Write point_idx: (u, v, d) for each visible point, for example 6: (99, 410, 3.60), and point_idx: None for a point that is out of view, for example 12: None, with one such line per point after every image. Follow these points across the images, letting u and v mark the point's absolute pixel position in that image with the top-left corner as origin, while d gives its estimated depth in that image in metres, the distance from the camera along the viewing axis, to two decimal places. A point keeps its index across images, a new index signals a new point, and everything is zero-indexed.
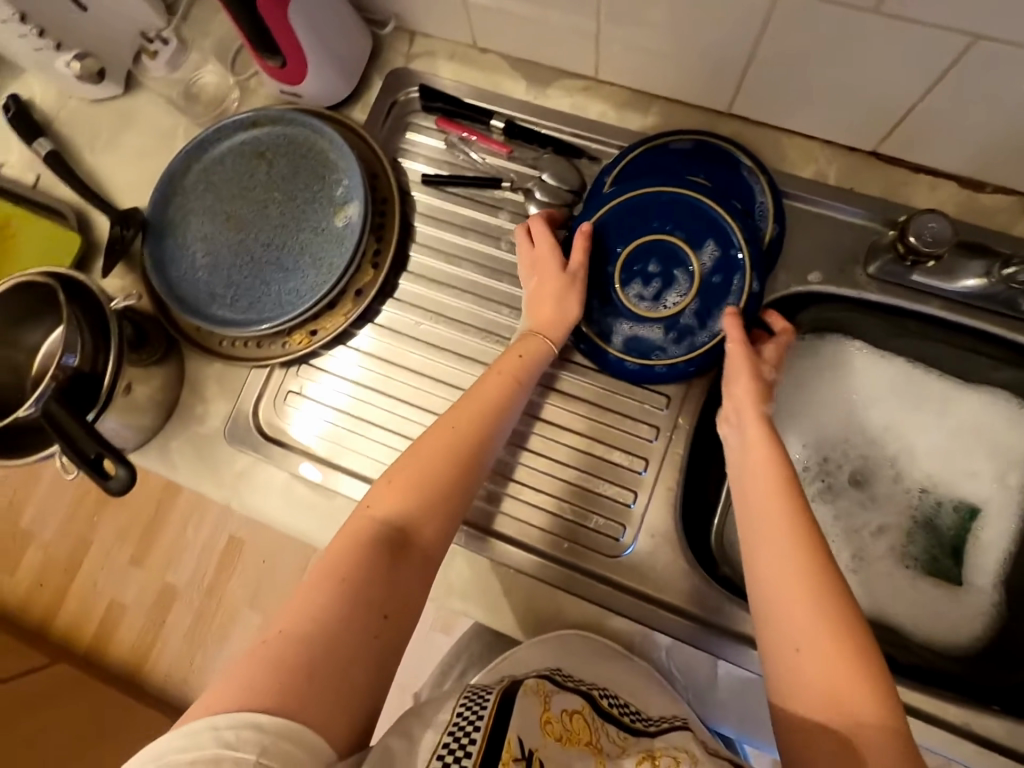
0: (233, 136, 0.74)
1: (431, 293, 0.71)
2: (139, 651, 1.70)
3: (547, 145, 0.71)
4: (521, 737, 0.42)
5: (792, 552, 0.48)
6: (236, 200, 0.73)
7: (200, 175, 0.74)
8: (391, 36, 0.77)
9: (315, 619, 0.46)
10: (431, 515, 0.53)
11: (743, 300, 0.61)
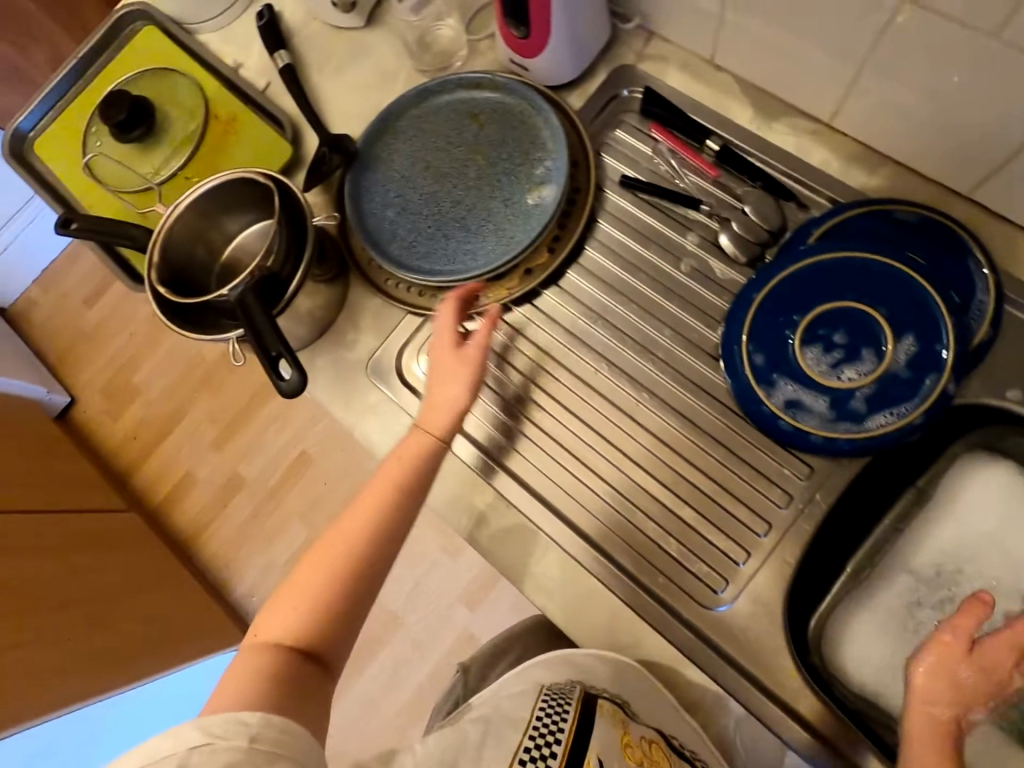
0: (454, 92, 0.76)
1: (597, 292, 0.71)
2: (197, 525, 1.84)
3: (757, 179, 0.69)
4: (600, 758, 0.53)
5: (937, 753, 0.52)
6: (439, 152, 0.75)
7: (413, 119, 0.77)
8: (630, 32, 0.76)
9: (277, 646, 0.57)
10: (348, 592, 0.60)
11: (929, 402, 0.57)
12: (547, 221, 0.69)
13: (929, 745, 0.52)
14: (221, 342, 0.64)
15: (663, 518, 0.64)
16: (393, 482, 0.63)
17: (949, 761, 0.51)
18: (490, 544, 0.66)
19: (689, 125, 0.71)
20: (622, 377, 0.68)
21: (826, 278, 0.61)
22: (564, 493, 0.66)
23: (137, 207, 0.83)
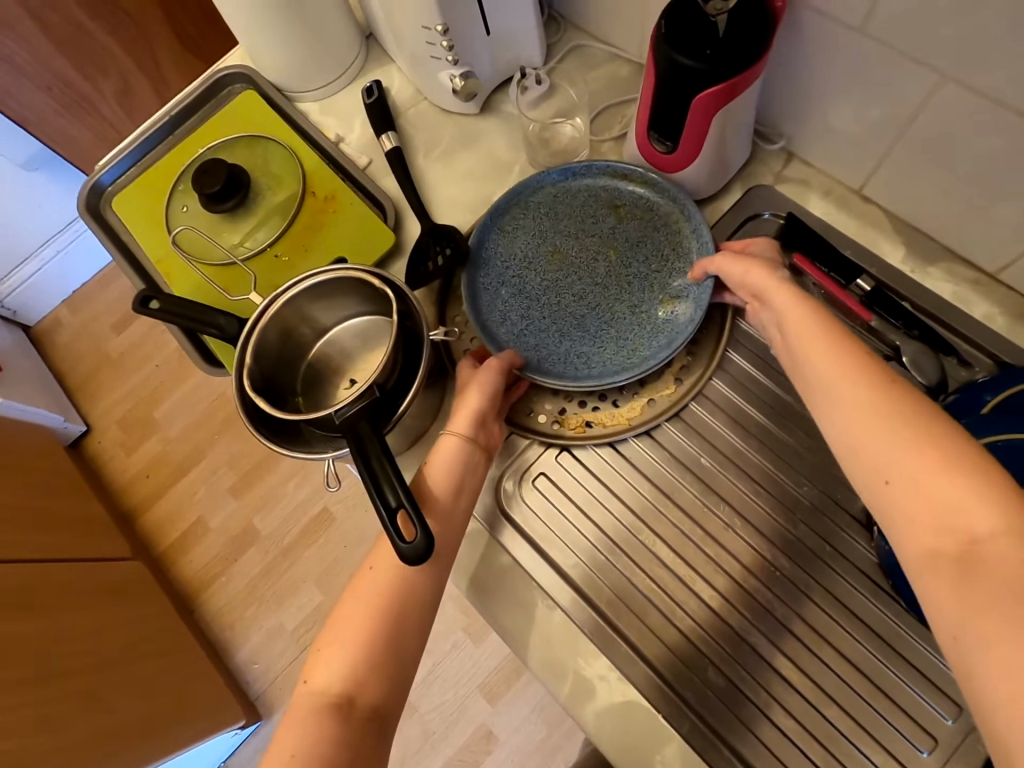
0: (598, 178, 0.70)
1: (727, 433, 0.65)
2: (204, 577, 1.73)
3: (914, 328, 0.63)
4: None
5: (935, 471, 0.42)
6: (570, 238, 0.70)
7: (547, 197, 0.71)
8: (771, 152, 0.72)
9: (296, 739, 0.50)
10: (374, 661, 0.53)
11: None
12: (678, 341, 0.64)
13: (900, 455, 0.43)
14: (315, 460, 0.58)
15: (801, 710, 0.56)
16: (448, 485, 0.60)
17: (928, 451, 0.43)
18: (598, 726, 0.59)
19: (837, 260, 0.66)
20: (756, 533, 0.62)
21: (998, 463, 0.52)
22: (682, 661, 0.59)
23: (229, 292, 0.76)
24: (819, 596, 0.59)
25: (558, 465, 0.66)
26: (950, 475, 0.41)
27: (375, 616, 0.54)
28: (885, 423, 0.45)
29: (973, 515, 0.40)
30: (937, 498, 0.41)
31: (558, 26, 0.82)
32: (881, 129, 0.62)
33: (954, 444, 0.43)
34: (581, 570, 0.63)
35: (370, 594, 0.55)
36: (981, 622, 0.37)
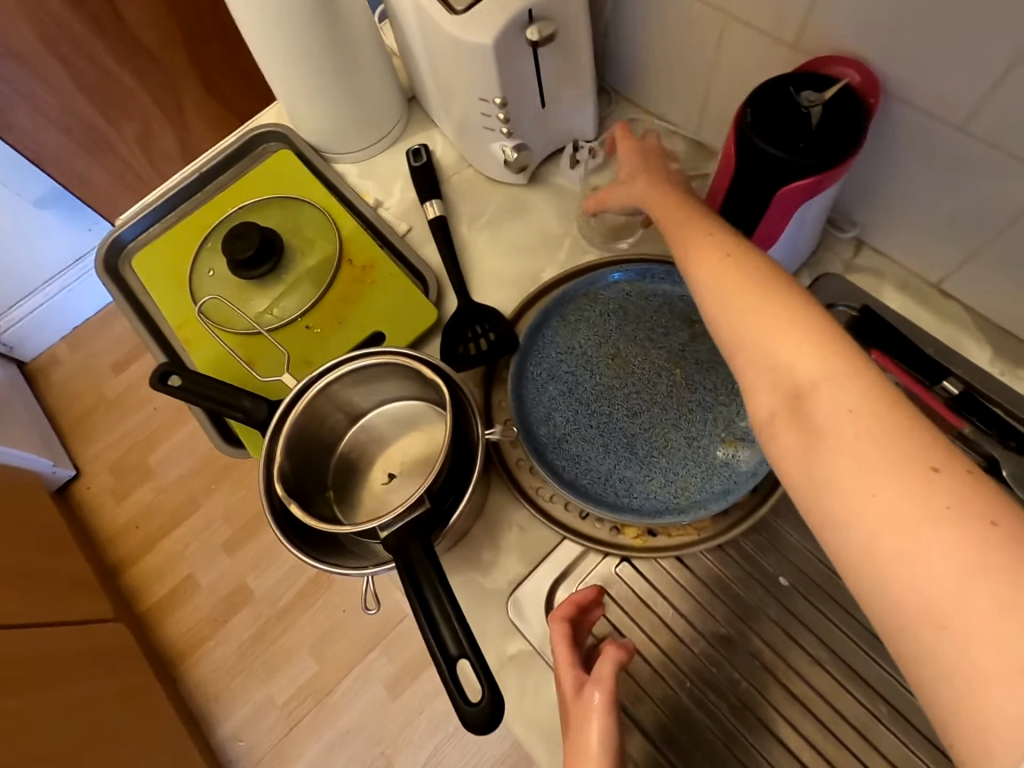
0: (679, 286, 0.65)
1: (804, 547, 0.59)
2: (189, 640, 1.61)
3: (1010, 437, 0.58)
4: None
5: (828, 381, 0.38)
6: (636, 345, 0.64)
7: (622, 295, 0.66)
8: (840, 240, 0.68)
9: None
10: None
11: None
12: (731, 495, 0.56)
13: (843, 414, 0.36)
14: (351, 577, 0.50)
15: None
16: None
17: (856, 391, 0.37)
18: None
19: (921, 360, 0.61)
20: (754, 580, 0.59)
21: None
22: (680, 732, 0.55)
23: (255, 367, 0.71)
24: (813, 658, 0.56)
25: (615, 575, 0.59)
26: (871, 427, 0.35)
27: None
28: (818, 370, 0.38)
29: (931, 469, 0.33)
30: (794, 445, 0.37)
31: (611, 100, 0.80)
32: (971, 225, 0.58)
33: (840, 371, 0.38)
34: (646, 706, 0.56)
35: None
36: (886, 531, 0.32)
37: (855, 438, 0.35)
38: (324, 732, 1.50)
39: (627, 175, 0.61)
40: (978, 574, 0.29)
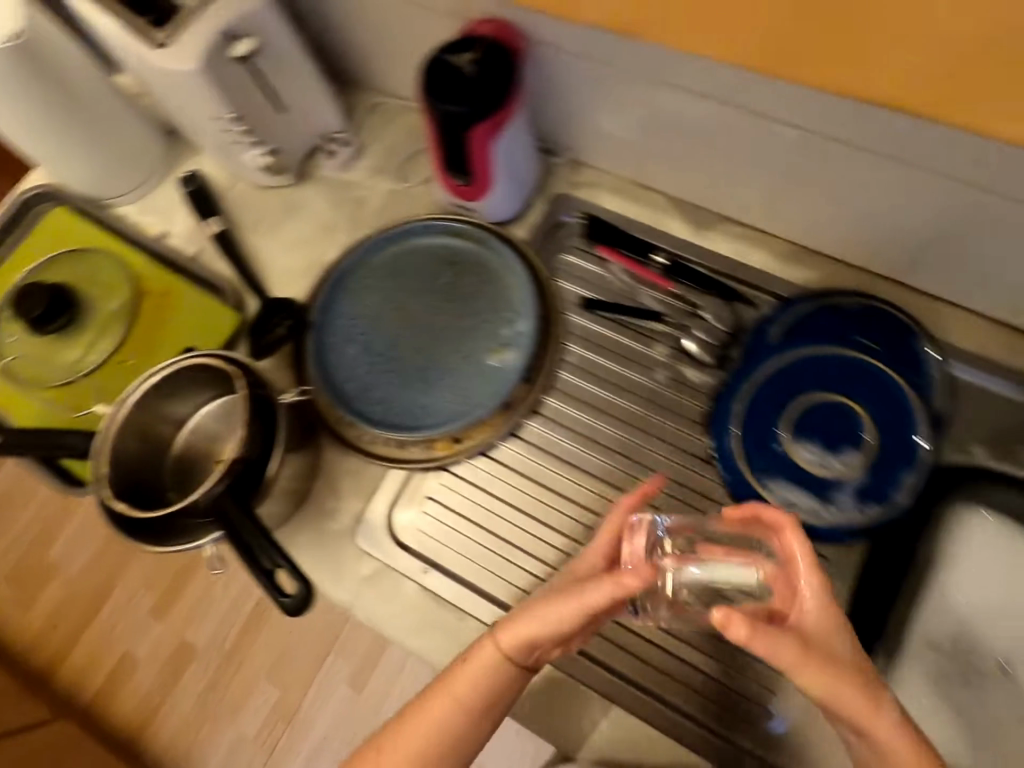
0: (436, 236, 0.76)
1: (581, 415, 0.72)
2: (144, 713, 1.60)
3: (709, 288, 0.73)
4: None
5: (843, 654, 0.43)
6: (411, 294, 0.74)
7: (393, 256, 0.76)
8: (560, 164, 0.82)
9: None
10: None
11: (918, 478, 0.59)
12: (504, 394, 0.70)
13: (841, 692, 0.42)
14: (195, 548, 0.59)
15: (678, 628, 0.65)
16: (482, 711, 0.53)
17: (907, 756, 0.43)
18: (527, 706, 0.64)
19: (632, 244, 0.76)
20: (608, 487, 0.69)
21: (791, 381, 0.64)
22: (582, 625, 0.66)
23: (83, 411, 0.76)
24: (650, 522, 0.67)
25: (440, 486, 0.71)
26: (858, 685, 0.42)
27: None
28: (841, 651, 0.43)
29: (888, 708, 0.43)
30: (809, 667, 0.42)
31: (351, 90, 0.88)
32: (636, 125, 0.72)
33: (830, 613, 0.44)
34: (485, 576, 0.67)
35: None
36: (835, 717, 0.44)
37: (862, 690, 0.42)
38: (304, 744, 1.56)
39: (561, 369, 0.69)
40: None
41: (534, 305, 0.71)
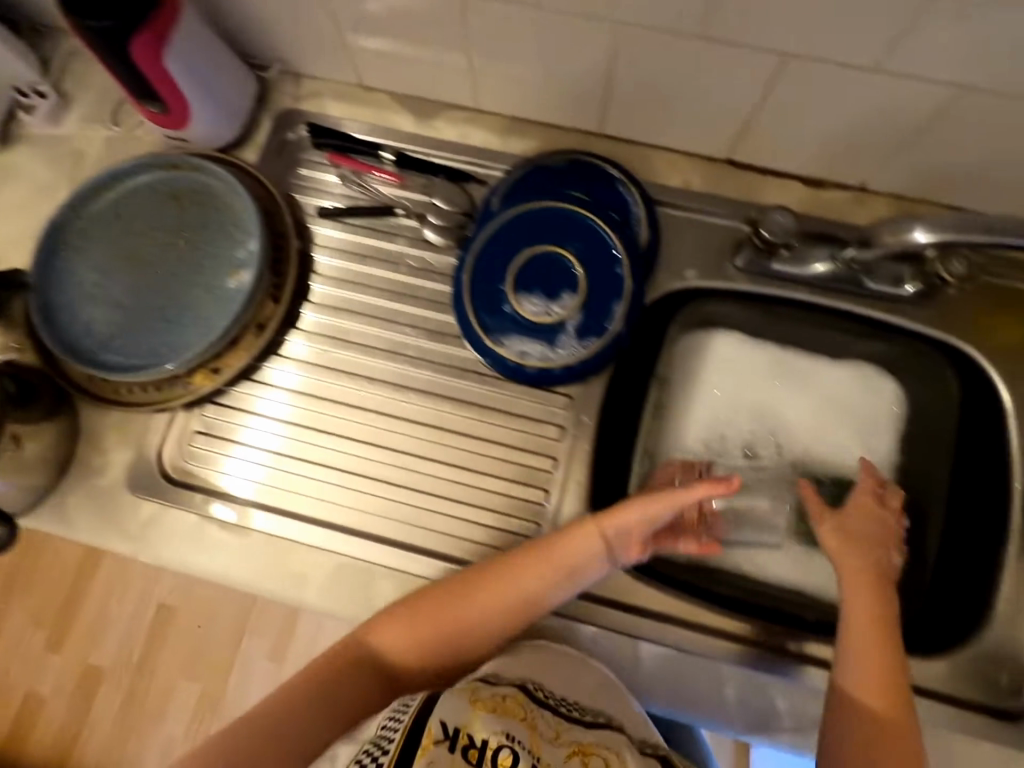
0: (152, 172, 0.72)
1: (337, 321, 0.72)
2: (62, 743, 1.55)
3: (439, 173, 0.75)
4: (444, 720, 0.46)
5: (889, 656, 0.55)
6: (139, 237, 0.71)
7: (111, 201, 0.72)
8: (279, 80, 0.79)
9: (272, 705, 0.53)
10: (432, 645, 0.58)
11: (626, 304, 0.65)
12: (243, 310, 0.68)
13: (886, 665, 0.55)
14: None
15: (453, 493, 0.67)
16: (505, 607, 0.59)
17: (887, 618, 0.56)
18: (321, 597, 0.64)
19: (359, 145, 0.76)
20: (373, 382, 0.70)
21: (511, 241, 0.67)
22: (405, 523, 0.66)
23: None
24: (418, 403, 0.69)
25: (212, 418, 0.70)
26: (878, 594, 0.57)
27: (456, 636, 0.58)
28: (869, 589, 0.57)
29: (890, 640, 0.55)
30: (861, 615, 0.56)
31: (42, 36, 0.81)
32: (322, 25, 0.70)
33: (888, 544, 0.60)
34: (266, 492, 0.68)
35: (470, 624, 0.58)
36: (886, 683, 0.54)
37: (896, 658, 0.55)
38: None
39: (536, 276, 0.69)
40: (899, 683, 0.54)
41: (260, 220, 0.70)
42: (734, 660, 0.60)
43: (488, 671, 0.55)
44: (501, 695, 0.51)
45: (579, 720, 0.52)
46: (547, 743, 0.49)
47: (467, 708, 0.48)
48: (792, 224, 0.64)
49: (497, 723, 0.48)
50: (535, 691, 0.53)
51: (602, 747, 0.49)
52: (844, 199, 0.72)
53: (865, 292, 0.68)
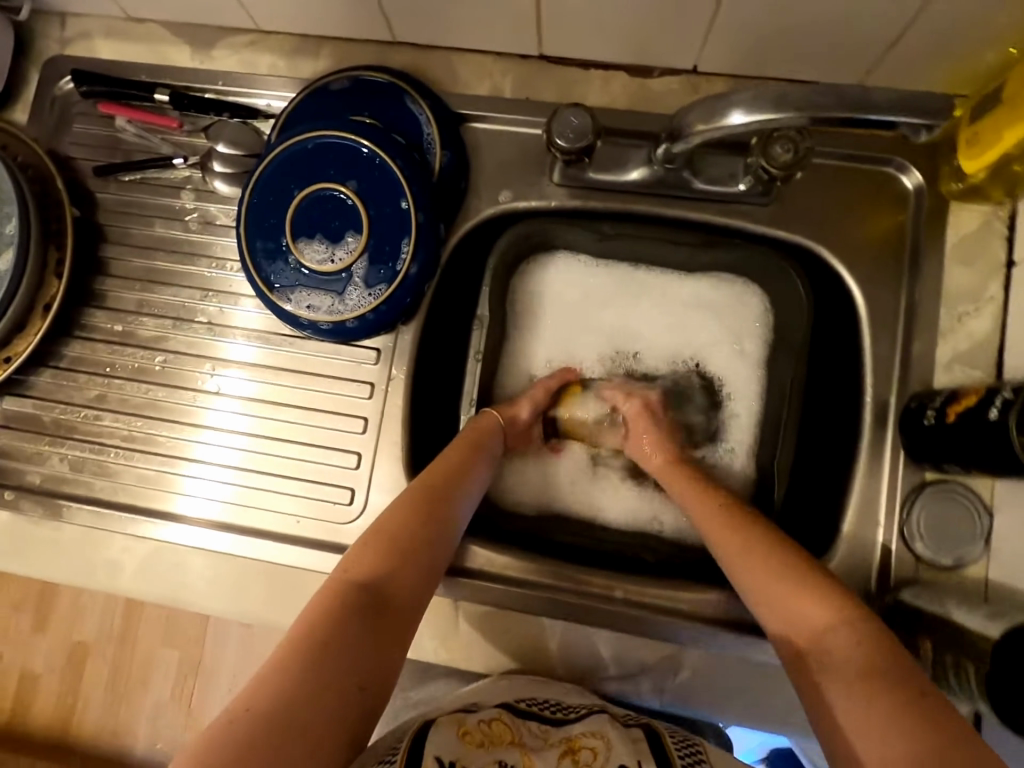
0: None
1: (131, 292, 0.67)
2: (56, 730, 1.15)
3: (223, 111, 0.66)
4: (439, 755, 0.44)
5: (803, 579, 0.46)
6: None
7: None
8: (42, 23, 0.69)
9: (274, 713, 0.37)
10: (360, 605, 0.43)
11: (414, 242, 0.58)
12: (15, 293, 0.62)
13: (805, 595, 0.45)
14: None
15: (264, 464, 0.62)
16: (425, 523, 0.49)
17: (777, 564, 0.48)
18: (135, 582, 0.61)
19: (130, 90, 0.66)
20: (172, 355, 0.65)
21: (284, 182, 0.59)
22: (241, 506, 0.62)
23: None
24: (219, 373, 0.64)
25: (12, 410, 0.66)
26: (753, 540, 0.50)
27: (393, 559, 0.47)
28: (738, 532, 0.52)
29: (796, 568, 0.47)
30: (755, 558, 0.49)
31: None
32: None
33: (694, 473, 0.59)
34: (73, 481, 0.64)
35: (410, 546, 0.48)
36: (814, 610, 0.44)
37: (812, 584, 0.45)
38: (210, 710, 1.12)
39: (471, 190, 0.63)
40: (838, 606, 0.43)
41: (20, 191, 0.62)
42: (555, 613, 0.57)
43: (470, 700, 0.53)
44: (487, 721, 0.49)
45: (566, 719, 0.51)
46: (537, 752, 0.48)
47: (456, 742, 0.46)
48: (590, 123, 0.55)
49: (487, 755, 0.46)
50: (518, 704, 0.52)
51: (589, 737, 0.48)
52: (675, 88, 0.61)
53: (695, 194, 0.59)
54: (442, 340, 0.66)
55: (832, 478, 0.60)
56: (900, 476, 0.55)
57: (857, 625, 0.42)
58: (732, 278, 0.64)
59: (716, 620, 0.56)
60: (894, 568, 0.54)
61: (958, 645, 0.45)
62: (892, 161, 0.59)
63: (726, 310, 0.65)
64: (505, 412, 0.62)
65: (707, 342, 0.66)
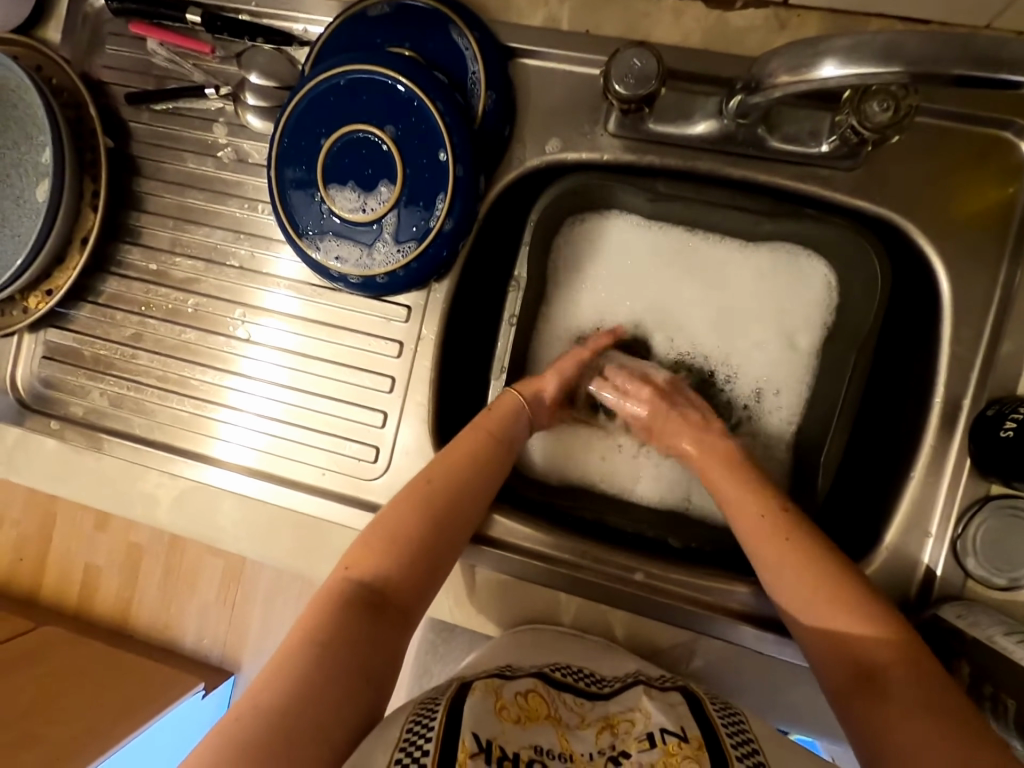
0: None
1: (165, 230, 0.65)
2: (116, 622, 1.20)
3: (257, 37, 0.61)
4: (477, 731, 0.41)
5: (846, 590, 0.45)
6: None
7: None
8: None
9: (288, 698, 0.40)
10: (363, 601, 0.46)
11: (451, 196, 0.53)
12: (55, 226, 0.62)
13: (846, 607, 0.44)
14: None
15: (291, 415, 0.62)
16: (431, 520, 0.50)
17: (821, 566, 0.46)
18: (170, 517, 0.63)
19: (161, 9, 0.62)
20: (205, 298, 0.64)
21: (317, 120, 0.55)
22: (271, 455, 0.62)
23: None
24: (250, 319, 0.63)
25: (56, 342, 0.67)
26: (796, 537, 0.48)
27: (399, 553, 0.48)
28: (782, 528, 0.48)
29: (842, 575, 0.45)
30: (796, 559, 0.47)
31: None
32: None
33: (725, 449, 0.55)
34: (114, 415, 0.66)
35: (416, 542, 0.49)
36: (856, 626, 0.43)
37: (858, 598, 0.44)
38: (254, 615, 1.16)
39: (516, 137, 0.57)
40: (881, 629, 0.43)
41: (53, 118, 0.60)
42: (572, 588, 0.56)
43: (503, 661, 0.51)
44: (523, 694, 0.47)
45: (601, 694, 0.50)
46: (574, 731, 0.46)
47: (494, 716, 0.44)
48: (654, 66, 0.48)
49: (524, 733, 0.44)
50: (553, 674, 0.50)
51: (627, 712, 0.47)
52: (758, 25, 0.53)
53: (769, 153, 0.52)
54: (475, 300, 0.63)
55: (883, 478, 0.55)
56: (961, 487, 0.50)
57: (900, 656, 0.41)
58: (797, 248, 0.58)
59: (737, 615, 0.54)
60: (939, 582, 0.50)
61: (995, 677, 0.42)
62: (1012, 125, 0.50)
63: (789, 283, 0.59)
64: (529, 394, 0.59)
65: (763, 318, 0.60)
